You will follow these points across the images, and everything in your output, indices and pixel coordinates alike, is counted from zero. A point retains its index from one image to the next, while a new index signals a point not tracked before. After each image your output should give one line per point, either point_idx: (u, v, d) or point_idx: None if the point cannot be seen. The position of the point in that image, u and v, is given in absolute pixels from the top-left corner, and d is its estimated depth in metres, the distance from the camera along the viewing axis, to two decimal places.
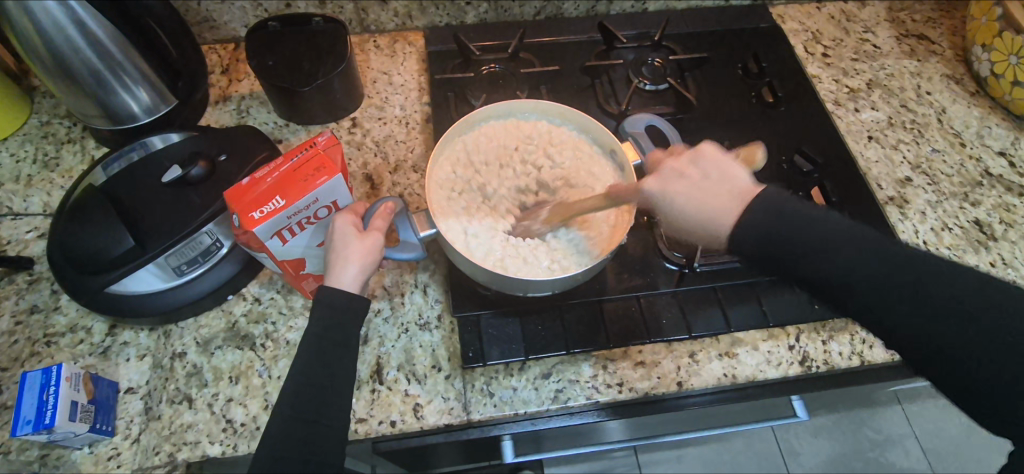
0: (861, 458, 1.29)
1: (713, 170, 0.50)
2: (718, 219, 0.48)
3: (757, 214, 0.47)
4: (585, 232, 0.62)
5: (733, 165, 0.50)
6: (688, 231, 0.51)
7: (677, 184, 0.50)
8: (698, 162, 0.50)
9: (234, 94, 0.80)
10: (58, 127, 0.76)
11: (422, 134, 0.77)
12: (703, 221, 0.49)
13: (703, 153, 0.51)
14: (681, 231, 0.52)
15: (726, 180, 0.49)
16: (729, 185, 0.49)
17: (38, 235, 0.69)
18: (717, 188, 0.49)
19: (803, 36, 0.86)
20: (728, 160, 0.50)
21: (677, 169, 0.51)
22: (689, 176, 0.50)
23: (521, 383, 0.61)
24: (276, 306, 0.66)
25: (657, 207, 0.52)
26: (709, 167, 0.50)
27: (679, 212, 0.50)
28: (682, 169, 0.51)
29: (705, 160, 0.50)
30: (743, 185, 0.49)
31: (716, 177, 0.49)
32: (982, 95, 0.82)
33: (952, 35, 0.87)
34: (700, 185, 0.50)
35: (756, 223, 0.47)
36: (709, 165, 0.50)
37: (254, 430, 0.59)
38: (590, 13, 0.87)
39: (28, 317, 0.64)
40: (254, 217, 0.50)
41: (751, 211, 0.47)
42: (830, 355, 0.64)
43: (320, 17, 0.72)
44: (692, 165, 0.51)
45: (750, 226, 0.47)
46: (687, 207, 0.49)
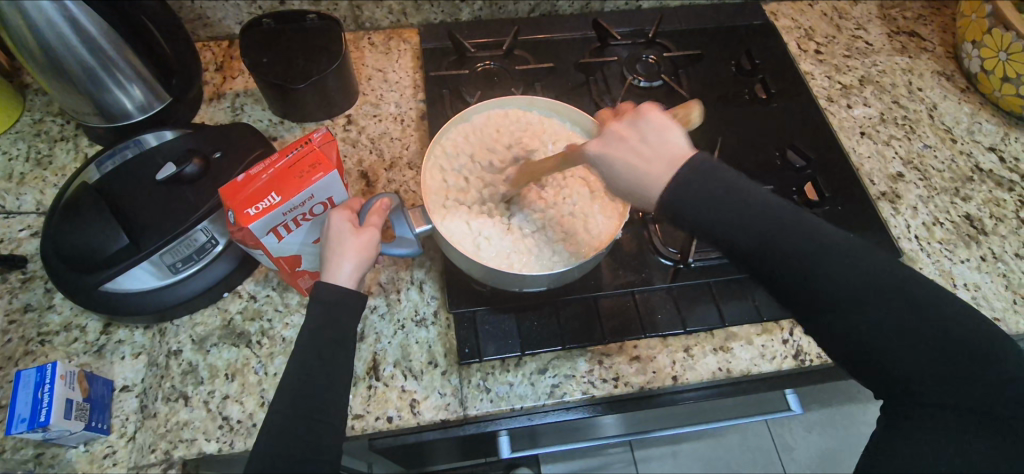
0: (854, 453, 1.30)
1: (650, 134, 0.47)
2: (645, 180, 0.46)
3: (688, 180, 0.45)
4: (584, 222, 0.63)
5: (664, 128, 0.47)
6: (625, 193, 0.49)
7: (614, 150, 0.48)
8: (636, 128, 0.47)
9: (228, 92, 0.79)
10: (51, 125, 0.76)
11: (417, 131, 0.77)
12: (635, 186, 0.47)
13: (641, 117, 0.48)
14: (617, 196, 0.50)
15: (662, 143, 0.46)
16: (662, 151, 0.46)
17: (31, 234, 0.69)
18: (644, 151, 0.47)
19: (796, 33, 0.87)
20: (664, 122, 0.47)
21: (615, 134, 0.49)
22: (627, 139, 0.48)
23: (517, 378, 0.61)
24: (272, 304, 0.65)
25: (597, 171, 0.50)
26: (647, 127, 0.47)
27: (619, 182, 0.48)
28: (623, 133, 0.48)
29: (643, 124, 0.47)
30: (677, 149, 0.46)
31: (652, 144, 0.46)
32: (973, 92, 0.83)
33: (943, 32, 0.88)
34: (635, 148, 0.47)
35: (688, 192, 0.45)
36: (646, 128, 0.47)
37: (251, 427, 0.59)
38: (585, 10, 0.87)
39: (22, 316, 0.64)
40: (249, 213, 0.50)
41: (682, 178, 0.45)
42: (823, 349, 0.64)
43: (314, 14, 0.72)
44: (632, 129, 0.48)
45: (684, 195, 0.45)
46: (622, 173, 0.47)
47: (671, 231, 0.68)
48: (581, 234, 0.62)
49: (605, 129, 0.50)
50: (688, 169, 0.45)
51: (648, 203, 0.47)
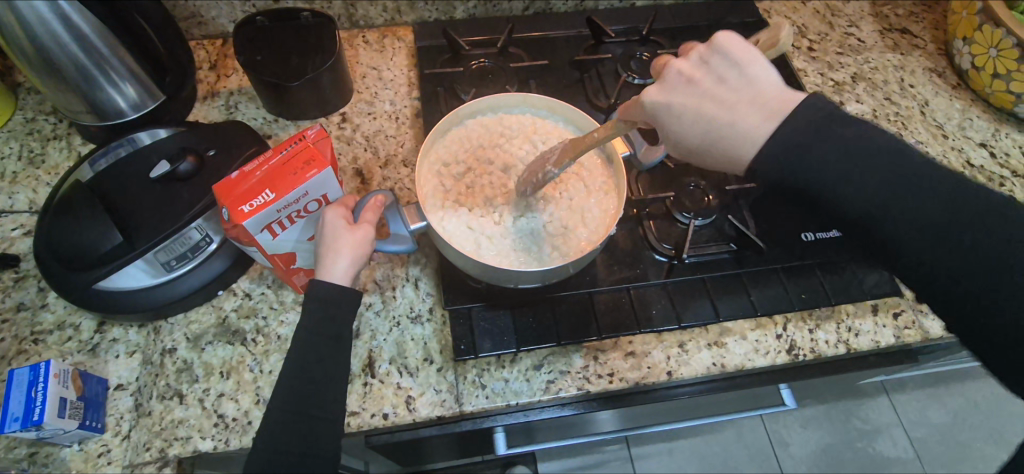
0: (849, 448, 1.30)
1: (727, 69, 0.49)
2: (735, 126, 0.48)
3: (782, 141, 0.46)
4: (580, 219, 0.63)
5: (735, 48, 0.49)
6: (705, 154, 0.51)
7: (675, 75, 0.51)
8: (712, 57, 0.50)
9: (222, 90, 0.79)
10: (43, 123, 0.76)
11: (412, 128, 0.77)
12: (715, 137, 0.49)
13: (713, 46, 0.50)
14: (688, 154, 0.53)
15: (744, 85, 0.49)
16: (752, 89, 0.48)
17: (23, 233, 0.69)
18: (734, 84, 0.49)
19: (789, 30, 0.88)
20: (746, 48, 0.48)
21: (685, 67, 0.51)
22: (697, 81, 0.50)
23: (513, 374, 0.61)
24: (266, 302, 0.65)
25: (654, 123, 0.52)
26: (722, 60, 0.49)
27: (681, 126, 0.51)
28: (694, 71, 0.50)
29: (721, 60, 0.49)
30: (772, 88, 0.48)
31: (736, 82, 0.49)
32: (963, 88, 0.83)
33: (935, 29, 0.88)
34: (720, 91, 0.49)
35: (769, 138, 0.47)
36: (722, 65, 0.49)
37: (246, 425, 0.59)
38: (579, 8, 0.88)
39: (15, 315, 0.64)
40: (243, 211, 0.50)
41: (789, 126, 0.46)
42: (816, 343, 0.65)
43: (308, 12, 0.72)
44: (702, 67, 0.50)
45: (792, 139, 0.46)
46: (688, 121, 0.50)
47: (665, 227, 0.68)
48: (577, 231, 0.62)
49: (666, 72, 0.52)
50: (790, 123, 0.46)
51: (738, 159, 0.49)
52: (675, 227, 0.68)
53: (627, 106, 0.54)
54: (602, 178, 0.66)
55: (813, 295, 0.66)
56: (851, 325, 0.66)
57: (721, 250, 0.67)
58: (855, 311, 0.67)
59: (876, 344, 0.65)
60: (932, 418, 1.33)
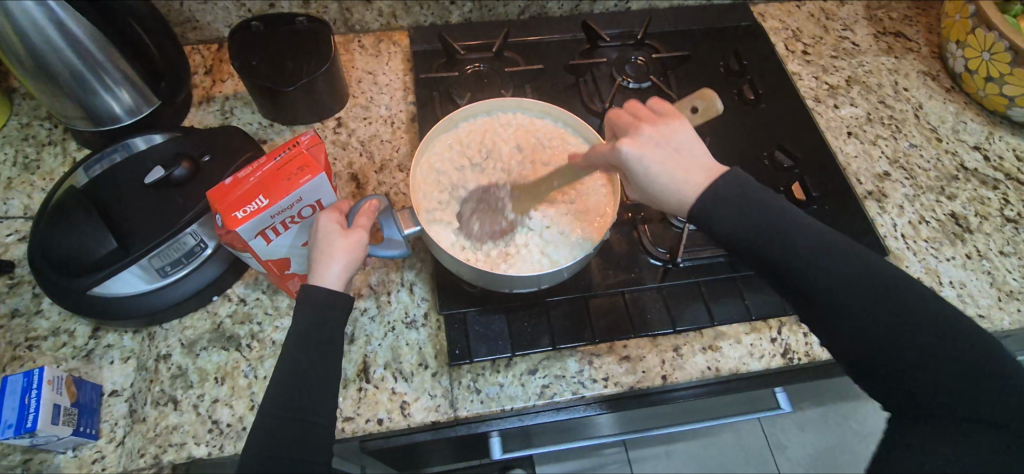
0: (847, 451, 1.31)
1: (686, 143, 0.52)
2: (685, 187, 0.50)
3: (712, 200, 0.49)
4: (572, 227, 0.63)
5: (684, 130, 0.53)
6: (660, 197, 0.52)
7: (654, 142, 0.52)
8: (663, 129, 0.53)
9: (217, 95, 0.79)
10: (39, 128, 0.76)
11: (407, 133, 0.77)
12: (675, 191, 0.51)
13: (672, 119, 0.54)
14: (650, 198, 0.54)
15: (699, 154, 0.52)
16: (701, 159, 0.51)
17: (18, 238, 0.69)
18: (685, 151, 0.52)
19: (783, 34, 0.88)
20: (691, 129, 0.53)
21: (657, 128, 0.53)
22: (664, 144, 0.52)
23: (508, 379, 0.61)
24: (261, 307, 0.65)
25: (623, 168, 0.53)
26: (673, 130, 0.53)
27: (652, 182, 0.51)
28: (659, 137, 0.52)
29: (676, 130, 0.53)
30: (709, 161, 0.52)
31: (689, 151, 0.52)
32: (957, 91, 0.84)
33: (929, 32, 0.89)
34: (680, 157, 0.51)
35: (721, 209, 0.49)
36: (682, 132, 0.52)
37: (241, 431, 0.59)
38: (574, 12, 0.88)
39: (9, 321, 0.63)
40: (237, 217, 0.50)
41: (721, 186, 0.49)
42: (811, 347, 0.65)
43: (303, 17, 0.72)
44: (665, 134, 0.52)
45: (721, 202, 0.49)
46: (661, 175, 0.51)
47: (660, 231, 0.68)
48: (569, 237, 0.62)
49: (640, 133, 0.53)
50: (726, 183, 0.50)
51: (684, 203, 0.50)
52: (669, 231, 0.68)
53: (596, 149, 0.56)
54: (600, 184, 0.66)
55: None
56: None
57: (716, 253, 0.67)
58: None
59: None
60: None
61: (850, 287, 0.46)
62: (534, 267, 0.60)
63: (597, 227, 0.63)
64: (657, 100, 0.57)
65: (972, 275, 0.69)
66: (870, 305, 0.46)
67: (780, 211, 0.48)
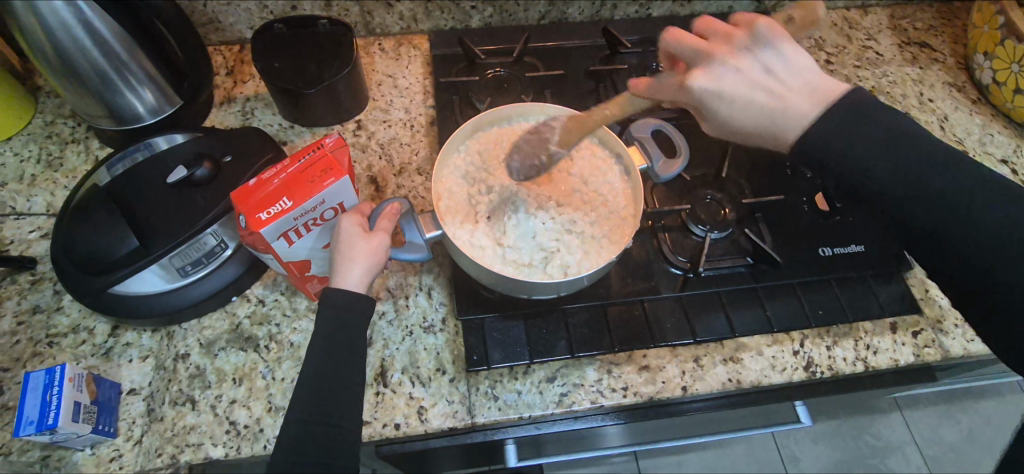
0: (861, 465, 1.28)
1: (786, 60, 0.50)
2: (788, 111, 0.49)
3: (762, 104, 0.50)
4: (585, 243, 0.62)
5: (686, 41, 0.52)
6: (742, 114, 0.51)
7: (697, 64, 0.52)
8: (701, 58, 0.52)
9: (238, 96, 0.80)
10: (62, 127, 0.76)
11: (427, 137, 0.77)
12: (768, 122, 0.50)
13: (761, 44, 0.50)
14: (732, 135, 0.53)
15: (792, 74, 0.50)
16: (798, 81, 0.50)
17: (41, 236, 0.69)
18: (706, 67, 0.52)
19: (805, 43, 0.87)
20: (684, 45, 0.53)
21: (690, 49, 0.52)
22: (745, 70, 0.50)
23: (526, 386, 0.61)
24: (280, 308, 0.65)
25: (703, 107, 0.52)
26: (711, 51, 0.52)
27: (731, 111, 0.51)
28: (735, 61, 0.51)
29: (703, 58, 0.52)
30: (812, 81, 0.50)
31: (784, 73, 0.50)
32: (983, 103, 0.82)
33: (954, 42, 0.88)
34: (771, 79, 0.50)
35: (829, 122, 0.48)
36: (768, 56, 0.50)
37: (258, 433, 0.59)
38: (595, 18, 0.88)
39: (30, 317, 0.64)
40: (260, 218, 0.49)
41: (834, 108, 0.49)
42: (834, 361, 0.64)
43: (326, 20, 0.72)
44: (744, 58, 0.50)
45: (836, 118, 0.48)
46: (749, 108, 0.50)
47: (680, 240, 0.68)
48: (580, 252, 0.61)
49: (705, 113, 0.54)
50: (840, 103, 0.49)
51: (783, 138, 0.50)
52: (689, 240, 0.67)
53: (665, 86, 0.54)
54: (620, 203, 0.65)
55: (831, 312, 0.65)
56: (870, 342, 0.65)
57: (736, 263, 0.66)
58: (874, 328, 0.66)
59: (895, 362, 0.64)
60: (947, 436, 1.31)
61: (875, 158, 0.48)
62: (552, 273, 0.60)
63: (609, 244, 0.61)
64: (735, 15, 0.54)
65: None
66: (927, 207, 0.48)
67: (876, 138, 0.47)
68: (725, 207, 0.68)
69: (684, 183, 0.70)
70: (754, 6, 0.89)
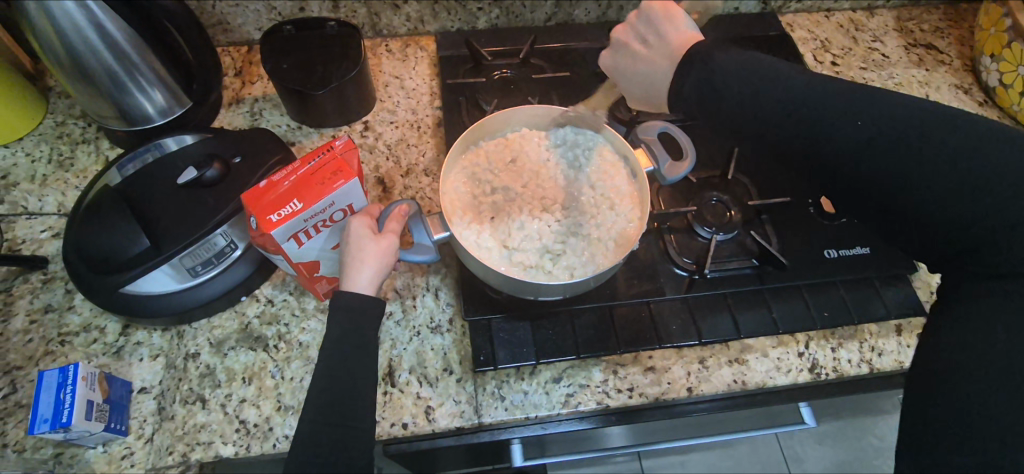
0: (865, 466, 1.29)
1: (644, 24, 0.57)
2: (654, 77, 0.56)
3: (697, 78, 0.52)
4: (591, 247, 0.62)
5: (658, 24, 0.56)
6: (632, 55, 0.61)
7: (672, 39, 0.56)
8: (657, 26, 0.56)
9: (247, 97, 0.80)
10: (73, 127, 0.77)
11: (433, 138, 0.78)
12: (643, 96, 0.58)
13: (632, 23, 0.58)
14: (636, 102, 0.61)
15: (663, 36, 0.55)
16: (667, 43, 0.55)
17: (52, 235, 0.70)
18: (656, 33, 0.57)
19: (811, 44, 0.87)
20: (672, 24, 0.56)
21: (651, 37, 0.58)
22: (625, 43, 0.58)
23: (532, 387, 0.61)
24: (288, 308, 0.66)
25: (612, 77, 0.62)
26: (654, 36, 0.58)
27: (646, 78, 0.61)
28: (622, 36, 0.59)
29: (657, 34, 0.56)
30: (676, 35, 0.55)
31: (655, 38, 0.56)
32: (990, 105, 0.82)
33: (961, 44, 0.88)
34: (635, 54, 0.58)
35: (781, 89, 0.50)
36: (643, 23, 0.57)
37: (267, 431, 0.59)
38: (601, 20, 0.88)
39: (42, 316, 0.65)
40: (271, 220, 0.50)
41: (687, 76, 0.53)
42: (839, 363, 0.64)
43: (334, 21, 0.73)
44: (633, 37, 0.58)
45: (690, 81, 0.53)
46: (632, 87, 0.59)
47: (686, 241, 0.68)
48: (584, 258, 0.61)
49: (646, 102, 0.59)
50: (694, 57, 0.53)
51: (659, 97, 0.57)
52: (695, 242, 0.68)
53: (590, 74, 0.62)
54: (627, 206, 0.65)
55: (836, 314, 0.65)
56: (875, 344, 0.65)
57: (742, 265, 0.66)
58: (878, 330, 0.66)
59: (900, 364, 0.64)
60: None
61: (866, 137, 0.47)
62: (558, 275, 0.60)
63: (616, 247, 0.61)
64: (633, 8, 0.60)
65: None
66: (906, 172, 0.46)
67: (848, 101, 0.48)
68: (731, 209, 0.69)
69: (690, 184, 0.71)
70: (760, 8, 0.89)
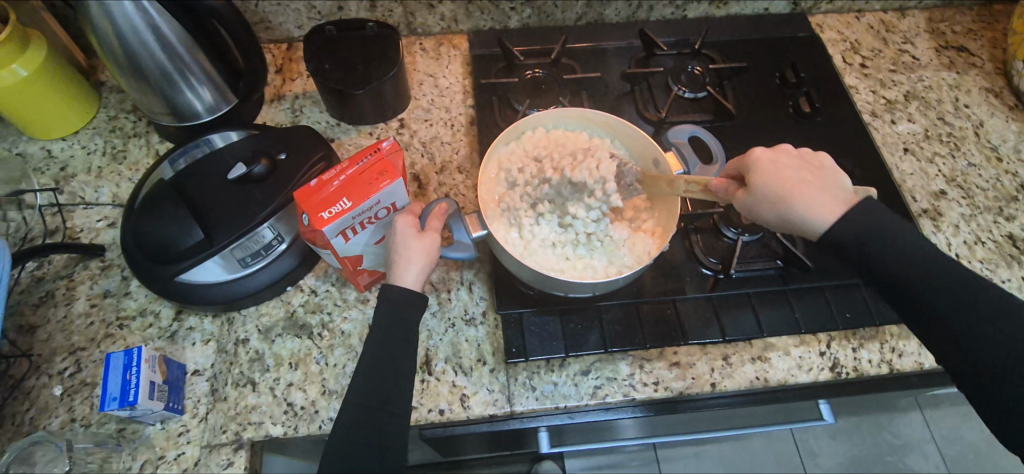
0: (879, 462, 1.31)
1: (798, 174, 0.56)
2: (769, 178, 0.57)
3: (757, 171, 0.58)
4: (610, 252, 0.65)
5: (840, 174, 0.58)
6: (793, 219, 0.55)
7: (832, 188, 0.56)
8: (827, 187, 0.55)
9: (288, 93, 0.83)
10: (125, 121, 0.81)
11: (467, 136, 0.80)
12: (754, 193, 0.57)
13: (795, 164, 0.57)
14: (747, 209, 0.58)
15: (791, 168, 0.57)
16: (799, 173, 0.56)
17: (108, 224, 0.74)
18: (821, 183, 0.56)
19: (841, 46, 0.88)
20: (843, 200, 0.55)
21: (809, 199, 0.54)
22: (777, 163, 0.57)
23: (562, 378, 0.64)
24: (331, 298, 0.69)
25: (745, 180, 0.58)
26: (813, 189, 0.55)
27: (771, 177, 0.56)
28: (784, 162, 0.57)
29: (824, 172, 0.57)
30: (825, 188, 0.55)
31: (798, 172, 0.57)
32: (1021, 109, 0.82)
33: (993, 47, 0.87)
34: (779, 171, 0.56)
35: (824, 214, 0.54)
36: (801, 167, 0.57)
37: (314, 414, 0.63)
38: (631, 19, 0.89)
39: (102, 300, 0.69)
40: (323, 217, 0.53)
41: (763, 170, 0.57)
42: (859, 362, 0.66)
43: (374, 23, 0.75)
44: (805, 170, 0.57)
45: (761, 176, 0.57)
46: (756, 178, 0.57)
47: (711, 241, 0.70)
48: (603, 261, 0.65)
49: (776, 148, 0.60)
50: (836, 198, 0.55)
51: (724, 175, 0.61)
52: (720, 242, 0.70)
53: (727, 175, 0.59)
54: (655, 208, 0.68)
55: (858, 315, 0.67)
56: (895, 345, 0.67)
57: (767, 266, 0.68)
58: (899, 332, 0.68)
59: (920, 365, 0.66)
60: (967, 436, 1.33)
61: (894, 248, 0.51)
62: (602, 274, 0.64)
63: (632, 253, 0.64)
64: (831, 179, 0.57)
65: None
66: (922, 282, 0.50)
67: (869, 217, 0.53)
68: None
69: None
70: (790, 8, 0.90)
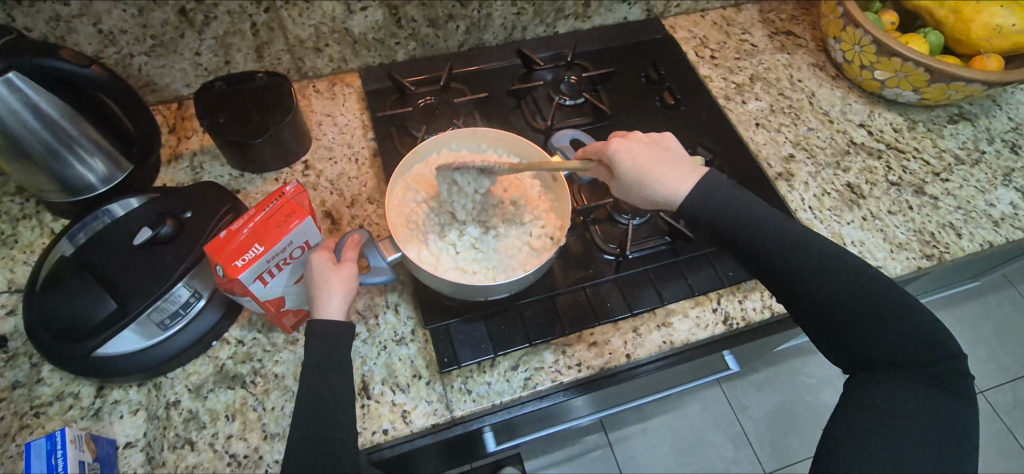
0: (799, 402, 1.46)
1: (638, 163, 0.64)
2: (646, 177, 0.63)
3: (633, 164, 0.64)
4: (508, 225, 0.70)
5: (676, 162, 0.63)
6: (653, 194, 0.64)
7: (671, 176, 0.62)
8: (649, 169, 0.63)
9: (185, 152, 0.83)
10: (10, 204, 0.78)
11: (372, 168, 0.84)
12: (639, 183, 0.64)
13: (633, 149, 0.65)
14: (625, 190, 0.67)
15: (633, 156, 0.64)
16: (645, 164, 0.64)
17: (6, 313, 0.71)
18: (670, 159, 0.64)
19: (692, 42, 1.00)
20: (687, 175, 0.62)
21: (662, 179, 0.62)
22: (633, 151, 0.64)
23: (494, 377, 0.69)
24: (259, 345, 0.70)
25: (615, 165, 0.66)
26: (654, 173, 0.63)
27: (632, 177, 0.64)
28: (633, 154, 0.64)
29: (670, 152, 0.65)
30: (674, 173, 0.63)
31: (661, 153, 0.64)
32: (842, 78, 0.97)
33: (813, 29, 1.03)
34: (643, 159, 0.64)
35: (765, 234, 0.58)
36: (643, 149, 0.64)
37: (258, 459, 0.64)
38: (508, 41, 0.97)
39: (11, 393, 0.66)
40: (237, 266, 0.55)
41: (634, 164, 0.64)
42: (746, 312, 0.76)
43: (263, 73, 0.78)
44: (649, 158, 0.64)
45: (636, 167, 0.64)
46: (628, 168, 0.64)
47: (608, 230, 0.78)
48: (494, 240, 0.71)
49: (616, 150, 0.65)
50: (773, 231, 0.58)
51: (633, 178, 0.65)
52: (614, 229, 0.78)
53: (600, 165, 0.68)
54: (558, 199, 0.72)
55: (739, 273, 0.77)
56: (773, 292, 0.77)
57: (658, 243, 0.77)
58: None
59: None
60: None
61: (820, 272, 0.56)
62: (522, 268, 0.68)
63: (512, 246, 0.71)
64: (669, 169, 0.62)
65: (868, 235, 0.81)
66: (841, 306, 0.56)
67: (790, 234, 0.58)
68: None
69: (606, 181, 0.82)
70: (645, 14, 1.01)
